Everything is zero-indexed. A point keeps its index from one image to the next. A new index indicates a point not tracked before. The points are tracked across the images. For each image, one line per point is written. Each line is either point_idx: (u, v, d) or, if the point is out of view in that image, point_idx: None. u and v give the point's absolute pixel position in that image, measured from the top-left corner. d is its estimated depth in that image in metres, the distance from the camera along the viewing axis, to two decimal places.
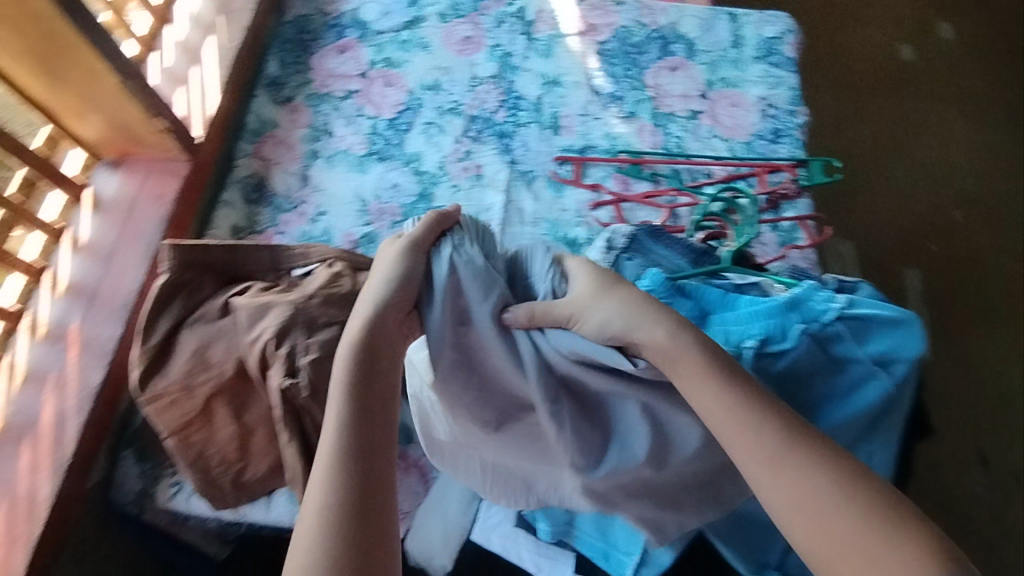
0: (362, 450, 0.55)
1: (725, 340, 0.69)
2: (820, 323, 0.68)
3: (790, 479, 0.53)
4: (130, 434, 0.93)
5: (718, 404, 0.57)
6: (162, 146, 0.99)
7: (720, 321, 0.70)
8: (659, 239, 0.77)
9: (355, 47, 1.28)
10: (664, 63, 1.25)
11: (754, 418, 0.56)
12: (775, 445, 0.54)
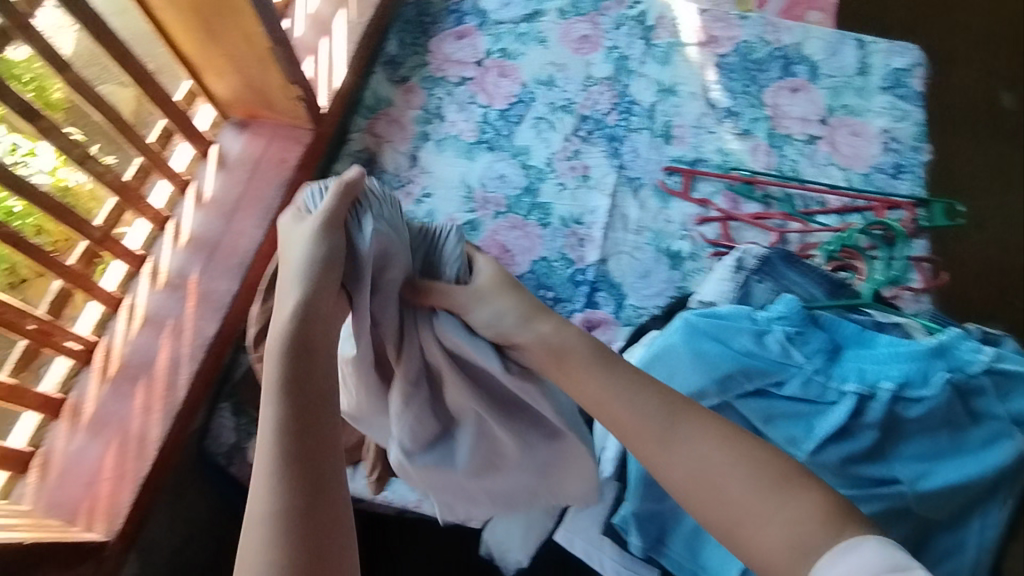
0: (302, 444, 0.49)
1: (860, 377, 0.68)
2: (964, 374, 0.68)
3: (683, 452, 0.58)
4: (229, 388, 0.95)
5: (615, 390, 0.61)
6: (292, 113, 1.01)
7: (855, 357, 0.69)
8: (794, 264, 0.75)
9: (473, 34, 1.28)
10: (785, 84, 1.22)
11: (645, 401, 0.60)
12: (662, 426, 0.59)
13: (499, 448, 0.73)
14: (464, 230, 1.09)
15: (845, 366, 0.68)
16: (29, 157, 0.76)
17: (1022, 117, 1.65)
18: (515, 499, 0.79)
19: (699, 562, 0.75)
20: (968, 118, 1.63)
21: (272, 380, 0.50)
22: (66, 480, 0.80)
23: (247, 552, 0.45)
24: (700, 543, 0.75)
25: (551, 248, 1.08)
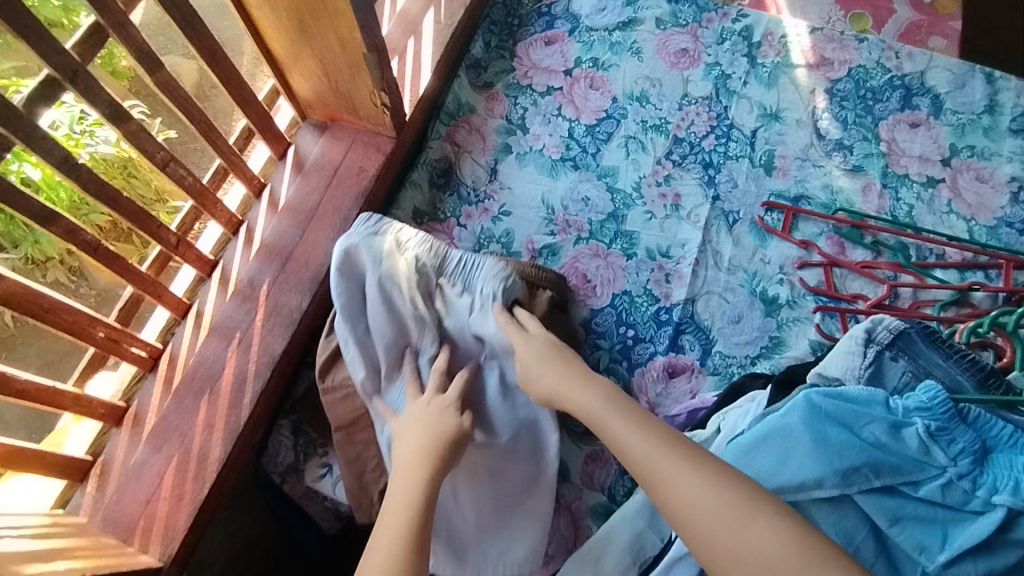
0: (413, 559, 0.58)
1: (1015, 489, 0.58)
2: None
3: (671, 490, 0.58)
4: (291, 404, 0.90)
5: (616, 426, 0.64)
6: (374, 119, 0.95)
7: (1009, 463, 0.60)
8: (936, 343, 0.68)
9: (563, 40, 1.21)
10: (904, 117, 1.11)
11: (638, 432, 0.62)
12: (648, 455, 0.60)
13: (464, 478, 0.80)
14: (543, 254, 1.03)
15: (996, 472, 0.60)
16: (95, 126, 0.82)
17: None
18: (463, 545, 0.82)
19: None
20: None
21: (408, 509, 0.61)
22: (124, 495, 0.77)
23: None
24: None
25: (635, 282, 1.00)
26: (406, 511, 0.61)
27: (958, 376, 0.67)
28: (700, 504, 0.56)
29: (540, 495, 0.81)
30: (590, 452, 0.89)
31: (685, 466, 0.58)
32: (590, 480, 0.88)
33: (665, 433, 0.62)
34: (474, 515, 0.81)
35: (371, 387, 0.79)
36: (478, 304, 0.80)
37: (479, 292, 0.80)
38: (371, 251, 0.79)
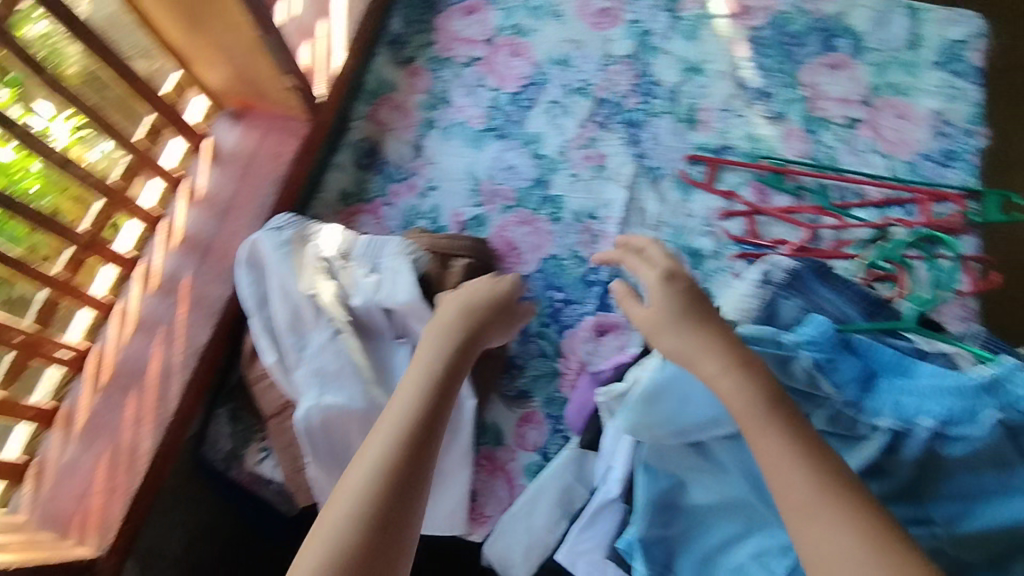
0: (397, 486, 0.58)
1: (896, 411, 0.61)
2: (1020, 411, 0.59)
3: (817, 531, 0.52)
4: (226, 391, 0.93)
5: (765, 439, 0.57)
6: (285, 104, 0.96)
7: (891, 387, 0.63)
8: (827, 279, 0.70)
9: (483, 9, 1.20)
10: (824, 60, 1.11)
11: (795, 457, 0.56)
12: (801, 492, 0.54)
13: None
14: (470, 226, 1.04)
15: (878, 399, 0.62)
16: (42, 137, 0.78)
17: None
18: None
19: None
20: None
21: (398, 427, 0.63)
22: (60, 491, 0.79)
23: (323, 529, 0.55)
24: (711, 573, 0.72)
25: (562, 245, 1.01)
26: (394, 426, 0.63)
27: (847, 309, 0.70)
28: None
29: (461, 458, 0.85)
30: (523, 414, 0.92)
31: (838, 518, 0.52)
32: (523, 441, 0.90)
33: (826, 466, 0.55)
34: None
35: (282, 369, 0.81)
36: (382, 279, 0.83)
37: (383, 269, 0.84)
38: (270, 241, 0.84)
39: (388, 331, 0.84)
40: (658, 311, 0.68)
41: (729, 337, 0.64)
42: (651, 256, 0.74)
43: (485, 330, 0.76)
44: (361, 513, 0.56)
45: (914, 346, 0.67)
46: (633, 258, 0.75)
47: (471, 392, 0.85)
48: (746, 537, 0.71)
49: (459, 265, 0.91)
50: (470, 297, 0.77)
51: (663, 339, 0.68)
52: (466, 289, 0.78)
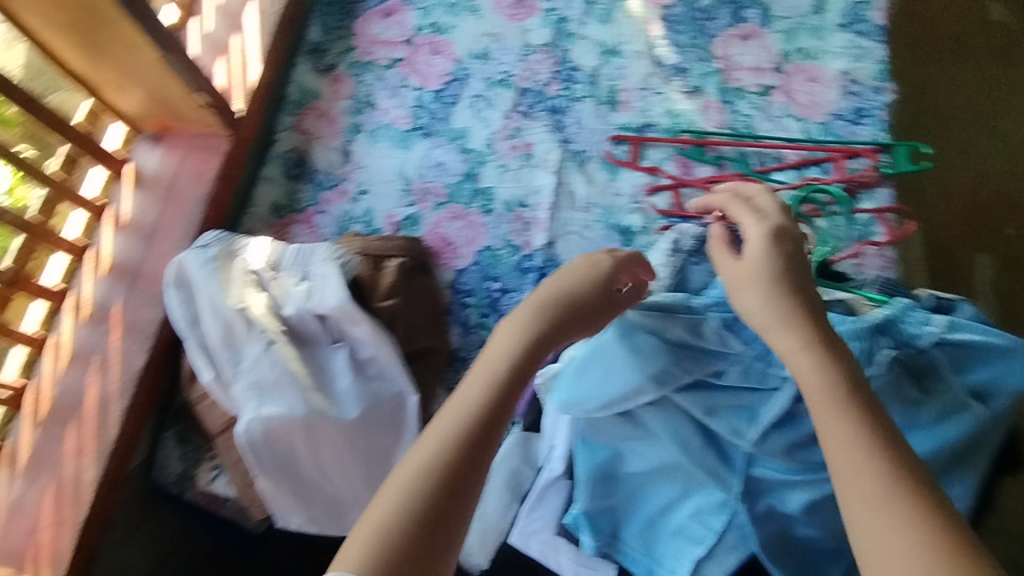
0: (448, 484, 0.51)
1: None
2: (914, 348, 0.66)
3: (886, 521, 0.48)
4: (172, 415, 0.93)
5: (836, 424, 0.54)
6: (201, 122, 0.96)
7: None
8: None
9: (400, 10, 1.20)
10: (735, 31, 1.14)
11: (863, 445, 0.52)
12: (870, 481, 0.50)
13: (330, 453, 0.82)
14: (404, 226, 1.05)
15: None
16: None
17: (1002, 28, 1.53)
18: (342, 512, 0.84)
19: (655, 556, 0.74)
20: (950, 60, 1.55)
21: (460, 416, 0.55)
22: (8, 530, 0.79)
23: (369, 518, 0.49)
24: (654, 536, 0.75)
25: (496, 236, 1.03)
26: (457, 416, 0.55)
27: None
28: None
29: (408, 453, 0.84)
30: None
31: (904, 513, 0.48)
32: None
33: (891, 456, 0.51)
34: (349, 486, 0.83)
35: (220, 385, 0.82)
36: (313, 285, 0.84)
37: (314, 275, 0.85)
38: (196, 260, 0.85)
39: (324, 335, 0.85)
40: (752, 269, 0.66)
41: (804, 312, 0.62)
42: (760, 206, 0.71)
43: (568, 334, 0.66)
44: (403, 534, 0.48)
45: None
46: (731, 205, 0.72)
47: (412, 389, 0.85)
48: (686, 497, 0.73)
49: (392, 265, 0.92)
50: (569, 292, 0.67)
51: (744, 296, 0.65)
52: (567, 278, 0.69)
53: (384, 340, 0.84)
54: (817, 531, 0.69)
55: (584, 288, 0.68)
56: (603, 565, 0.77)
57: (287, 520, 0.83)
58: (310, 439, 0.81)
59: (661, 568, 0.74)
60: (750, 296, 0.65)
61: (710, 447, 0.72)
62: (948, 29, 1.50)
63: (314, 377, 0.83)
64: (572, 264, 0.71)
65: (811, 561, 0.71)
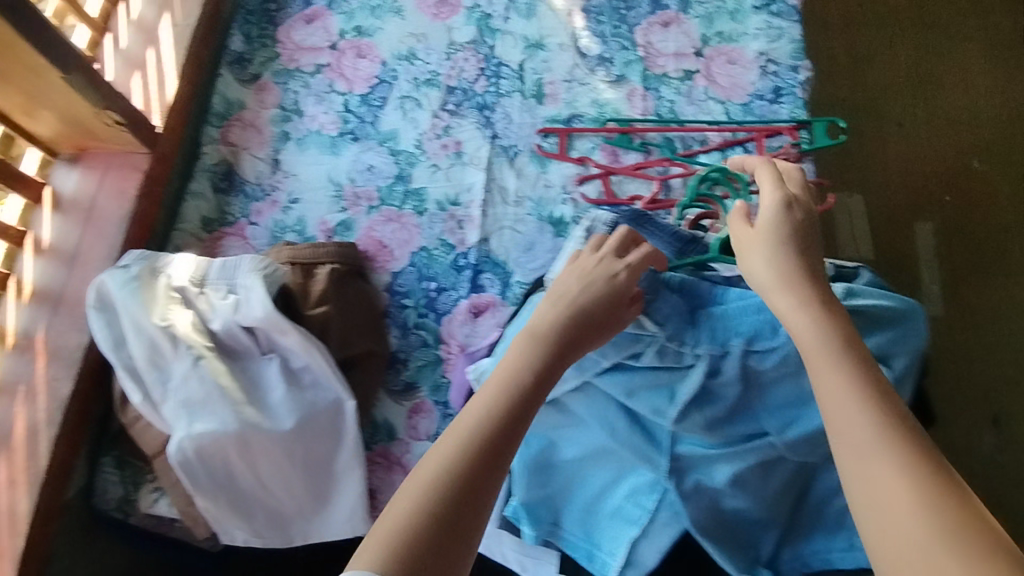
0: (464, 481, 0.54)
1: (713, 336, 0.72)
2: None
3: (874, 468, 0.52)
4: (108, 440, 0.92)
5: (830, 376, 0.58)
6: (118, 140, 0.95)
7: (710, 315, 0.73)
8: (646, 226, 0.78)
9: (323, 16, 1.19)
10: (656, 19, 1.15)
11: (854, 399, 0.56)
12: (862, 432, 0.54)
13: (269, 465, 0.82)
14: (337, 231, 1.04)
15: (697, 328, 0.73)
16: None
17: (873, 31, 1.80)
18: (287, 522, 0.85)
19: (596, 541, 0.76)
20: (841, 60, 1.76)
21: (479, 417, 0.59)
22: None
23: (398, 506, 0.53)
24: (594, 521, 0.76)
25: (430, 236, 1.03)
26: (477, 416, 0.59)
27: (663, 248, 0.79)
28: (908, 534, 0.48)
29: (350, 460, 0.85)
30: (412, 406, 0.94)
31: (890, 468, 0.52)
32: (416, 432, 0.92)
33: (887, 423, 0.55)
34: (292, 497, 0.84)
35: (148, 405, 0.80)
36: (239, 298, 0.84)
37: (240, 288, 0.84)
38: (116, 280, 0.83)
39: (254, 347, 0.85)
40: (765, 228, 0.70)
41: (804, 273, 0.67)
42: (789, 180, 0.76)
43: (582, 343, 0.67)
44: (416, 537, 0.51)
45: (720, 275, 0.78)
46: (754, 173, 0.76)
47: (348, 394, 0.85)
48: (619, 479, 0.75)
49: (323, 273, 0.92)
50: (580, 302, 0.68)
51: (750, 256, 0.70)
52: (584, 286, 0.70)
53: (315, 347, 0.84)
54: (744, 501, 0.71)
55: (596, 297, 0.69)
56: (546, 553, 0.79)
57: (231, 535, 0.83)
58: (245, 453, 0.80)
59: (602, 552, 0.75)
60: (753, 262, 0.69)
61: (636, 429, 0.74)
62: (825, 40, 1.79)
63: (246, 390, 0.83)
64: (586, 269, 0.71)
65: (740, 528, 0.73)
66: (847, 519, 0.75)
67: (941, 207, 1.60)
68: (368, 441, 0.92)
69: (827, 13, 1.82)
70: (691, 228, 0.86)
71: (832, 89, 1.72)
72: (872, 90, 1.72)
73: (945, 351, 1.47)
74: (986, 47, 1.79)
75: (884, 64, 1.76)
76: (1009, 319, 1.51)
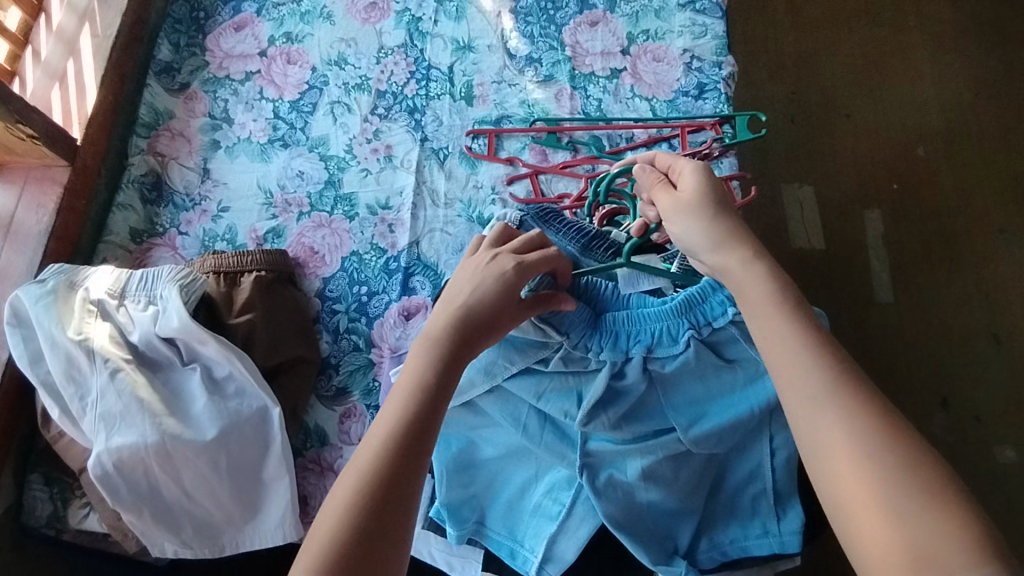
0: (383, 491, 0.55)
1: (615, 343, 0.74)
2: (710, 326, 0.72)
3: (830, 421, 0.56)
4: (36, 456, 0.91)
5: (779, 335, 0.62)
6: (35, 154, 0.96)
7: (615, 320, 0.75)
8: (550, 223, 0.81)
9: (253, 22, 1.18)
10: (584, 18, 1.16)
11: (805, 354, 0.60)
12: (816, 386, 0.58)
13: (194, 475, 0.81)
14: (268, 239, 1.04)
15: (602, 333, 0.74)
16: None
17: (818, 23, 1.82)
18: (217, 533, 0.84)
19: (518, 537, 0.77)
20: (785, 54, 1.78)
21: (392, 421, 0.59)
22: None
23: (325, 523, 0.54)
24: (516, 519, 0.77)
25: (361, 240, 1.03)
26: (391, 421, 0.59)
27: (567, 246, 0.79)
28: (867, 481, 0.53)
29: (278, 467, 0.85)
30: (343, 410, 0.94)
31: (843, 418, 0.56)
32: (347, 437, 0.92)
33: (829, 375, 0.58)
34: (220, 507, 0.83)
35: (70, 420, 0.81)
36: (158, 309, 0.84)
37: (159, 298, 0.85)
38: (31, 295, 0.84)
39: (174, 356, 0.86)
40: (691, 192, 0.71)
41: (735, 230, 0.69)
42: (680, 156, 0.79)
43: (482, 340, 0.67)
44: (343, 549, 0.52)
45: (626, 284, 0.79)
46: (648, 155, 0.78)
47: (273, 400, 0.86)
48: (539, 477, 0.77)
49: (247, 281, 0.92)
50: (471, 304, 0.66)
51: (683, 220, 0.70)
52: (475, 289, 0.67)
53: (235, 354, 0.85)
54: (657, 493, 0.73)
55: (489, 295, 0.67)
56: (473, 552, 0.80)
57: (161, 548, 0.82)
58: (169, 464, 0.80)
59: (523, 549, 0.76)
60: (686, 224, 0.70)
61: (549, 429, 0.76)
62: (769, 34, 1.82)
63: (167, 400, 0.83)
64: (477, 268, 0.69)
65: (656, 521, 0.74)
66: (762, 506, 0.75)
67: (888, 193, 1.64)
68: (300, 448, 0.92)
69: (773, 7, 1.84)
70: (600, 224, 0.85)
71: (779, 84, 1.75)
72: (818, 81, 1.75)
73: (890, 335, 1.51)
74: (933, 32, 1.80)
75: (830, 55, 1.78)
76: (956, 301, 1.55)
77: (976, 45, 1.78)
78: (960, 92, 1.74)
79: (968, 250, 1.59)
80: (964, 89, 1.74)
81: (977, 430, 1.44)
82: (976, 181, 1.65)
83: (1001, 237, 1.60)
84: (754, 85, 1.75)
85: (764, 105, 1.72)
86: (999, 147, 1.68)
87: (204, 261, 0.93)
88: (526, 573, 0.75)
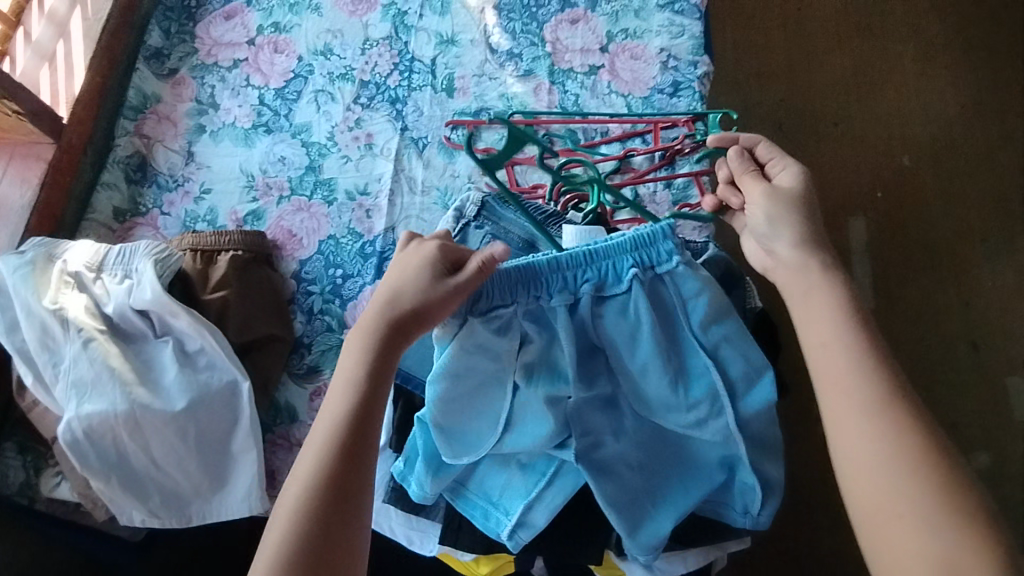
0: (332, 486, 0.59)
1: (563, 288, 0.71)
2: (657, 264, 0.71)
3: (865, 434, 0.61)
4: (11, 425, 0.93)
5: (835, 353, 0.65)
6: (23, 131, 1.00)
7: (555, 265, 0.71)
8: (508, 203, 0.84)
9: (242, 12, 1.21)
10: (565, 17, 1.18)
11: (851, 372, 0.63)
12: (860, 402, 0.62)
13: (161, 444, 0.83)
14: (247, 221, 1.06)
15: (548, 275, 0.71)
16: None
17: (808, 32, 1.84)
18: (185, 503, 0.86)
19: (493, 498, 0.75)
20: (775, 61, 1.81)
21: (334, 419, 0.62)
22: None
23: (280, 519, 0.58)
24: (489, 481, 0.76)
25: (338, 224, 1.05)
26: (334, 418, 0.63)
27: (524, 222, 0.83)
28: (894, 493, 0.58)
29: (245, 441, 0.86)
30: (314, 389, 0.96)
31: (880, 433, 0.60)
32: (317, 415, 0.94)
33: (858, 379, 0.63)
34: (188, 477, 0.85)
35: (43, 387, 0.84)
36: (133, 282, 0.87)
37: (135, 272, 0.88)
38: (10, 266, 0.86)
39: (149, 329, 0.88)
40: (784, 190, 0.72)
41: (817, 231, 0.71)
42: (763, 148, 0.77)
43: (415, 333, 0.67)
44: (297, 544, 0.56)
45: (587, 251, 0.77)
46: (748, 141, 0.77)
47: (242, 374, 0.87)
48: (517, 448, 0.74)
49: (223, 259, 0.95)
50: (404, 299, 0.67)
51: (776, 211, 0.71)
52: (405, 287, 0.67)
53: (206, 328, 0.87)
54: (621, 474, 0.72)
55: (413, 288, 0.66)
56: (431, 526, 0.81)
57: (129, 516, 0.84)
58: (138, 433, 0.82)
59: (497, 510, 0.74)
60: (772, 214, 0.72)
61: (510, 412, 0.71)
62: (758, 42, 1.85)
63: (138, 371, 0.85)
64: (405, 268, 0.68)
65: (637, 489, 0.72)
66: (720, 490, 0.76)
67: (872, 202, 1.66)
68: (270, 424, 0.94)
69: (763, 15, 1.87)
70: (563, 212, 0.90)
71: (766, 91, 1.78)
72: (806, 90, 1.77)
73: None
74: (920, 44, 1.83)
75: (818, 63, 1.81)
76: (939, 307, 1.56)
77: (962, 58, 1.80)
78: (946, 103, 1.76)
79: (951, 259, 1.61)
80: (950, 101, 1.76)
81: (954, 436, 1.45)
82: (958, 191, 1.67)
83: (982, 247, 1.62)
84: (741, 91, 1.78)
85: (752, 111, 1.75)
86: (983, 159, 1.70)
87: (184, 241, 0.96)
88: (497, 535, 0.74)
